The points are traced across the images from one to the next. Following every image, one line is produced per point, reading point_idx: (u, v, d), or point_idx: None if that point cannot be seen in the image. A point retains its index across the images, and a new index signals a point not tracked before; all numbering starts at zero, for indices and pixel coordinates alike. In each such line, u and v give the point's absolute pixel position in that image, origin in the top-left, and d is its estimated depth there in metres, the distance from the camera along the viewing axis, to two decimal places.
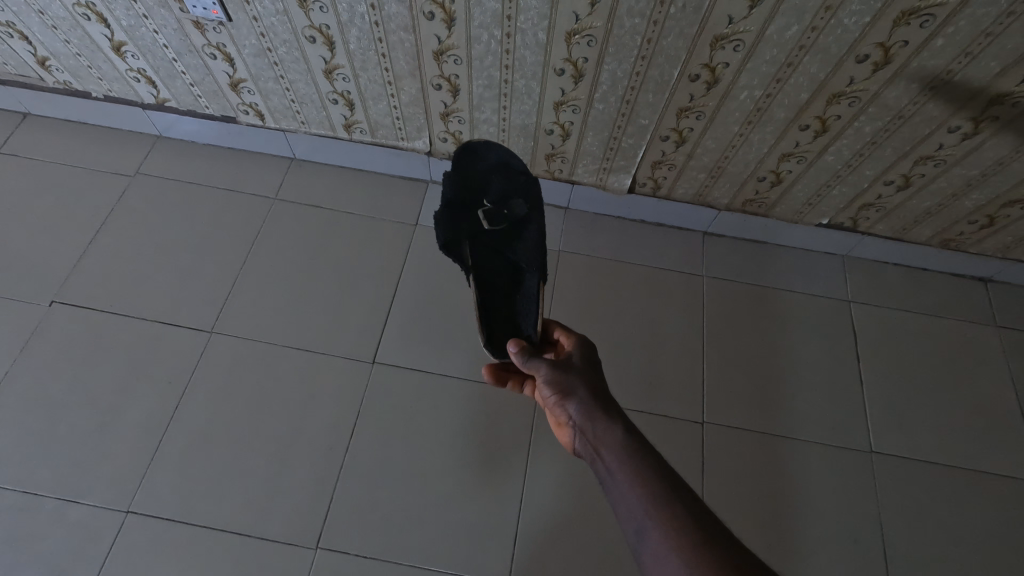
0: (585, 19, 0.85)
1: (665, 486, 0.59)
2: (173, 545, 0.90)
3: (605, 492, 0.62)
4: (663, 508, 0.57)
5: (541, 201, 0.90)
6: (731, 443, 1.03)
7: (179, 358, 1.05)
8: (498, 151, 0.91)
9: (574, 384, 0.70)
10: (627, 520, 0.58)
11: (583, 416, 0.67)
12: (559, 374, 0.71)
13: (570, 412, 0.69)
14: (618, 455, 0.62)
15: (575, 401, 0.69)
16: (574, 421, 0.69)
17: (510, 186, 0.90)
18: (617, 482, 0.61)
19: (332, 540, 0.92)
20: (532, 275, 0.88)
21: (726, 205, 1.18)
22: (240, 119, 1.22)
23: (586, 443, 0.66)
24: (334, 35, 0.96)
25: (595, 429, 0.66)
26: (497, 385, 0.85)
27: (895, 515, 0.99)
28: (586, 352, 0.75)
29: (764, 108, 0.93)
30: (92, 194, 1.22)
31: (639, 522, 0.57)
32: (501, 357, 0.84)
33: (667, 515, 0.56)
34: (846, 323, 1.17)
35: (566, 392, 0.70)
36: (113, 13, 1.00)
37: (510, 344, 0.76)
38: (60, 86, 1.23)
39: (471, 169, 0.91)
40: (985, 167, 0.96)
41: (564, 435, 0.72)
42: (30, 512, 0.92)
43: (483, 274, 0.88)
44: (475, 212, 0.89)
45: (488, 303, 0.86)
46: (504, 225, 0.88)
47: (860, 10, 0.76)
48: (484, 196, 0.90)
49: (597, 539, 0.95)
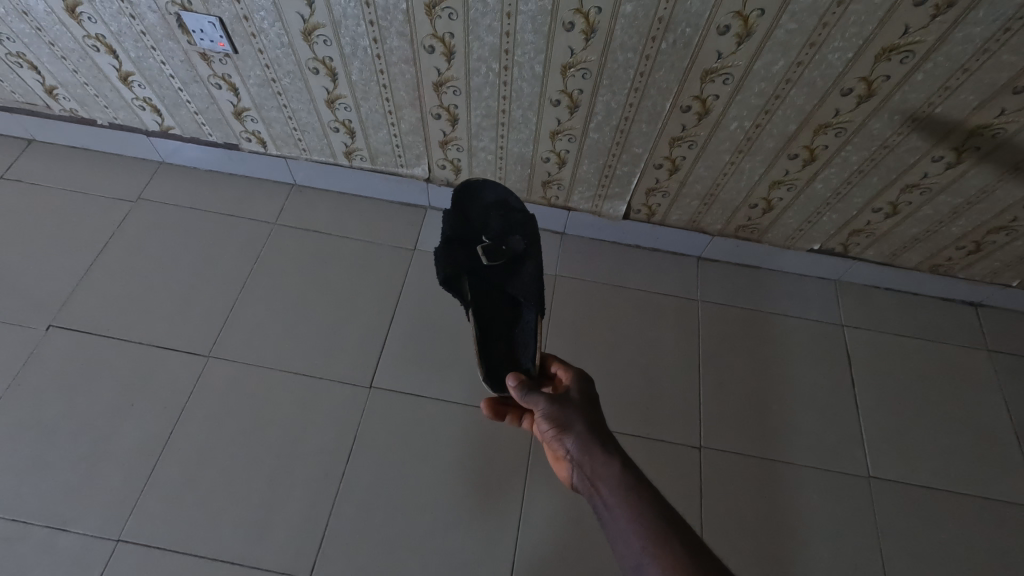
0: (579, 53, 0.88)
1: (662, 520, 0.59)
2: (163, 574, 0.89)
3: (603, 528, 0.62)
4: (661, 543, 0.56)
5: (540, 235, 0.91)
6: (729, 469, 1.03)
7: (175, 382, 1.05)
8: (496, 189, 0.94)
9: (571, 418, 0.71)
10: (625, 556, 0.58)
11: (581, 451, 0.68)
12: (556, 408, 0.72)
13: (568, 446, 0.70)
14: (616, 490, 0.63)
15: (573, 435, 0.69)
16: (572, 455, 0.69)
17: (509, 223, 0.92)
18: (615, 517, 0.61)
19: (326, 569, 0.91)
20: (530, 310, 0.88)
21: (719, 231, 1.21)
22: (242, 147, 1.24)
23: (584, 478, 0.66)
24: (337, 67, 0.99)
25: (592, 464, 0.66)
26: (495, 419, 0.86)
27: (895, 542, 0.98)
28: (584, 386, 0.76)
29: (754, 138, 0.96)
30: (94, 219, 1.23)
31: (637, 558, 0.57)
32: (500, 391, 0.84)
33: (665, 550, 0.56)
34: (840, 347, 1.19)
35: (563, 426, 0.71)
36: (122, 45, 1.03)
37: (508, 378, 0.77)
38: (66, 114, 1.25)
39: (471, 208, 0.95)
40: (970, 195, 0.99)
41: (562, 470, 0.72)
42: (18, 541, 0.90)
43: (481, 308, 0.89)
44: (474, 248, 0.91)
45: (486, 337, 0.87)
46: (503, 260, 0.88)
47: (843, 47, 0.80)
48: (484, 233, 0.93)
49: (595, 567, 0.93)
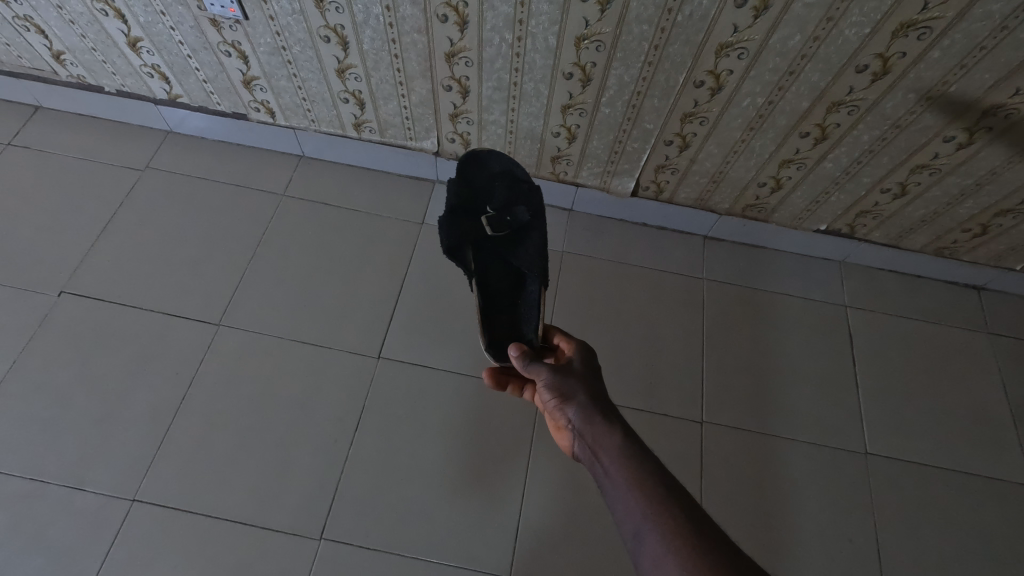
0: (594, 24, 0.87)
1: (661, 488, 0.60)
2: (178, 534, 0.91)
3: (604, 495, 0.63)
4: (659, 509, 0.58)
5: (544, 208, 0.91)
6: (728, 443, 1.05)
7: (187, 349, 1.06)
8: (502, 160, 0.93)
9: (574, 389, 0.72)
10: (624, 522, 0.59)
11: (582, 420, 0.69)
12: (559, 378, 0.73)
13: (570, 416, 0.71)
14: (616, 458, 0.64)
15: (575, 406, 0.70)
16: (573, 425, 0.70)
17: (514, 193, 0.92)
18: (615, 484, 0.62)
19: (336, 531, 0.93)
20: (533, 281, 0.89)
21: (727, 209, 1.21)
22: (251, 116, 1.24)
23: (585, 447, 0.68)
24: (348, 35, 0.98)
25: (594, 433, 0.67)
26: (497, 389, 0.87)
27: (888, 517, 1.01)
28: (587, 358, 0.76)
29: (766, 115, 0.96)
30: (102, 187, 1.23)
31: (636, 523, 0.58)
32: (501, 361, 0.86)
33: (664, 516, 0.57)
34: (843, 328, 1.20)
35: (565, 397, 0.72)
36: (131, 9, 1.02)
37: (510, 349, 0.78)
38: (73, 80, 1.24)
39: (476, 177, 0.94)
40: (979, 177, 0.99)
41: (564, 439, 0.74)
42: (36, 499, 0.92)
43: (485, 278, 0.90)
44: (479, 219, 0.92)
45: (490, 308, 0.89)
46: (506, 231, 0.91)
47: (861, 22, 0.79)
48: (489, 204, 0.93)
49: (598, 534, 0.96)
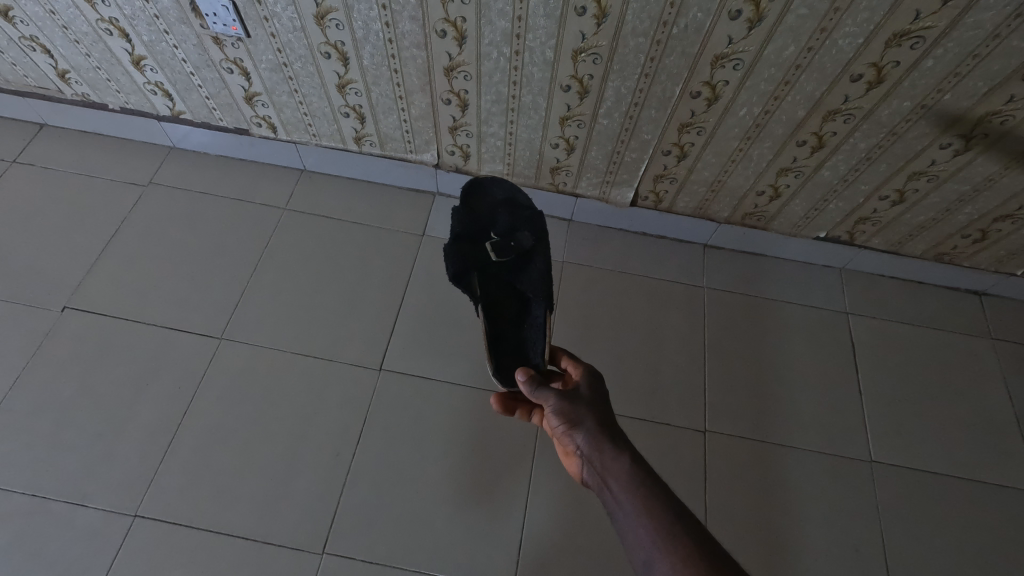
0: (590, 38, 0.88)
1: (673, 517, 0.59)
2: (179, 550, 0.91)
3: (614, 524, 0.62)
4: (671, 538, 0.57)
5: (547, 232, 0.93)
6: (732, 452, 1.05)
7: (189, 364, 1.07)
8: (503, 187, 0.97)
9: (581, 415, 0.71)
10: (634, 551, 0.59)
11: (591, 446, 0.69)
12: (566, 404, 0.73)
13: (578, 442, 0.70)
14: (625, 485, 0.63)
15: (583, 432, 0.70)
16: (582, 451, 0.70)
17: (517, 219, 0.94)
18: (625, 512, 0.62)
19: (338, 545, 0.93)
20: (537, 306, 0.89)
21: (726, 218, 1.21)
22: (253, 132, 1.25)
23: (594, 474, 0.67)
24: (348, 51, 1.00)
25: (602, 459, 0.67)
26: (505, 415, 0.86)
27: (895, 526, 1.00)
28: (594, 383, 0.76)
29: (763, 124, 0.97)
30: (105, 203, 1.24)
31: (646, 553, 0.58)
32: (509, 388, 0.84)
33: (676, 545, 0.56)
34: (844, 335, 1.20)
35: (573, 422, 0.71)
36: (135, 29, 1.04)
37: (517, 373, 0.78)
38: (78, 98, 1.26)
39: (480, 204, 0.97)
40: (977, 183, 0.99)
41: (572, 465, 0.73)
42: (37, 516, 0.92)
43: (490, 304, 0.90)
44: (482, 245, 0.92)
45: (497, 335, 0.88)
46: (510, 257, 0.90)
47: (854, 32, 0.80)
48: (493, 229, 0.94)
49: (601, 546, 0.95)
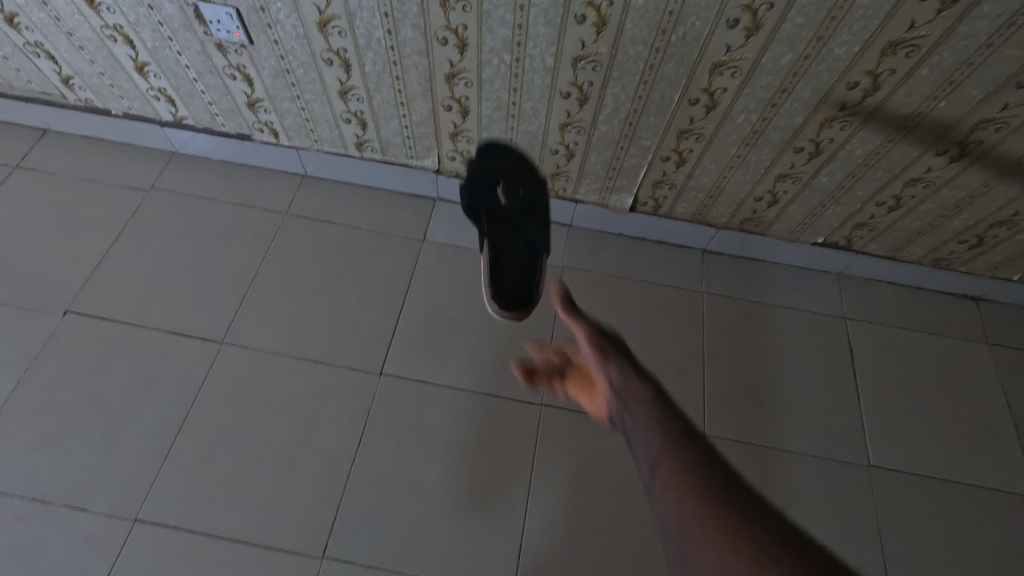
0: (590, 46, 0.89)
1: (685, 434, 0.62)
2: (179, 555, 0.91)
3: (626, 436, 0.65)
4: (681, 447, 0.60)
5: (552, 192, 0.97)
6: (731, 457, 1.05)
7: (190, 368, 1.07)
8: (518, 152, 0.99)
9: (612, 346, 0.75)
10: (643, 458, 0.62)
11: (615, 371, 0.72)
12: (596, 334, 0.77)
13: (602, 368, 0.74)
14: (652, 415, 0.64)
15: (610, 358, 0.74)
16: (603, 376, 0.73)
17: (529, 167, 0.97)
18: (638, 424, 0.65)
19: (337, 549, 0.93)
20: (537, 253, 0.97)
21: (724, 223, 1.22)
22: (255, 137, 1.26)
23: (614, 394, 0.71)
24: (351, 58, 1.01)
25: (626, 383, 0.70)
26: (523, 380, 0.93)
27: (894, 531, 1.00)
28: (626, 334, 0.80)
29: (761, 131, 0.98)
30: (107, 207, 1.25)
31: (655, 460, 0.60)
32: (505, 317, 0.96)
33: (684, 455, 0.59)
34: (842, 340, 1.20)
35: (601, 350, 0.75)
36: (139, 35, 1.05)
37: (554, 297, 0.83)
38: (81, 103, 1.27)
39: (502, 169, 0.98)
40: (972, 189, 1.00)
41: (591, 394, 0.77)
42: (36, 520, 0.92)
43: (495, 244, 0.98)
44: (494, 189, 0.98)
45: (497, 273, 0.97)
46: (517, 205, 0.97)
47: (850, 40, 0.81)
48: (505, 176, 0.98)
49: (601, 551, 0.96)
